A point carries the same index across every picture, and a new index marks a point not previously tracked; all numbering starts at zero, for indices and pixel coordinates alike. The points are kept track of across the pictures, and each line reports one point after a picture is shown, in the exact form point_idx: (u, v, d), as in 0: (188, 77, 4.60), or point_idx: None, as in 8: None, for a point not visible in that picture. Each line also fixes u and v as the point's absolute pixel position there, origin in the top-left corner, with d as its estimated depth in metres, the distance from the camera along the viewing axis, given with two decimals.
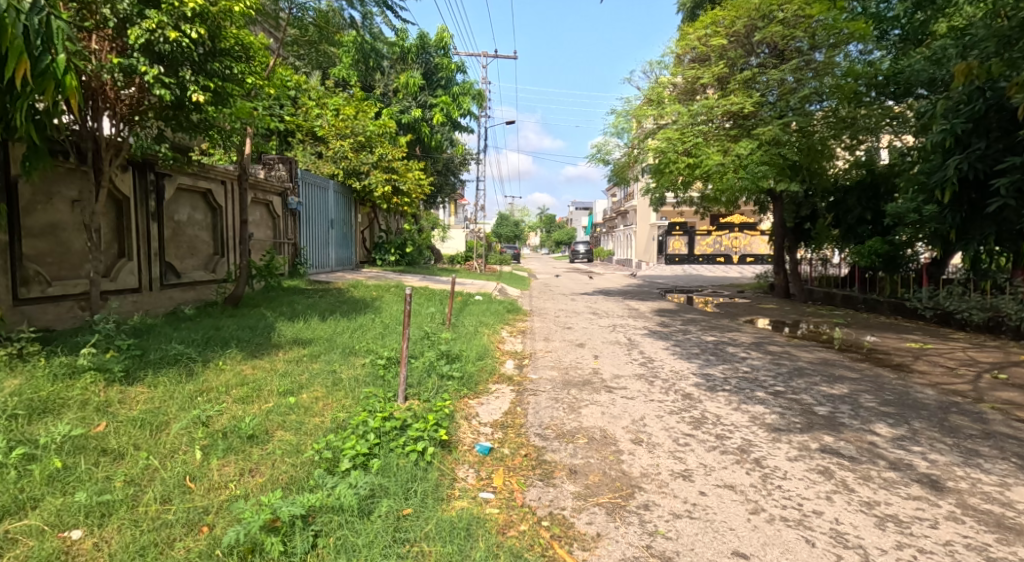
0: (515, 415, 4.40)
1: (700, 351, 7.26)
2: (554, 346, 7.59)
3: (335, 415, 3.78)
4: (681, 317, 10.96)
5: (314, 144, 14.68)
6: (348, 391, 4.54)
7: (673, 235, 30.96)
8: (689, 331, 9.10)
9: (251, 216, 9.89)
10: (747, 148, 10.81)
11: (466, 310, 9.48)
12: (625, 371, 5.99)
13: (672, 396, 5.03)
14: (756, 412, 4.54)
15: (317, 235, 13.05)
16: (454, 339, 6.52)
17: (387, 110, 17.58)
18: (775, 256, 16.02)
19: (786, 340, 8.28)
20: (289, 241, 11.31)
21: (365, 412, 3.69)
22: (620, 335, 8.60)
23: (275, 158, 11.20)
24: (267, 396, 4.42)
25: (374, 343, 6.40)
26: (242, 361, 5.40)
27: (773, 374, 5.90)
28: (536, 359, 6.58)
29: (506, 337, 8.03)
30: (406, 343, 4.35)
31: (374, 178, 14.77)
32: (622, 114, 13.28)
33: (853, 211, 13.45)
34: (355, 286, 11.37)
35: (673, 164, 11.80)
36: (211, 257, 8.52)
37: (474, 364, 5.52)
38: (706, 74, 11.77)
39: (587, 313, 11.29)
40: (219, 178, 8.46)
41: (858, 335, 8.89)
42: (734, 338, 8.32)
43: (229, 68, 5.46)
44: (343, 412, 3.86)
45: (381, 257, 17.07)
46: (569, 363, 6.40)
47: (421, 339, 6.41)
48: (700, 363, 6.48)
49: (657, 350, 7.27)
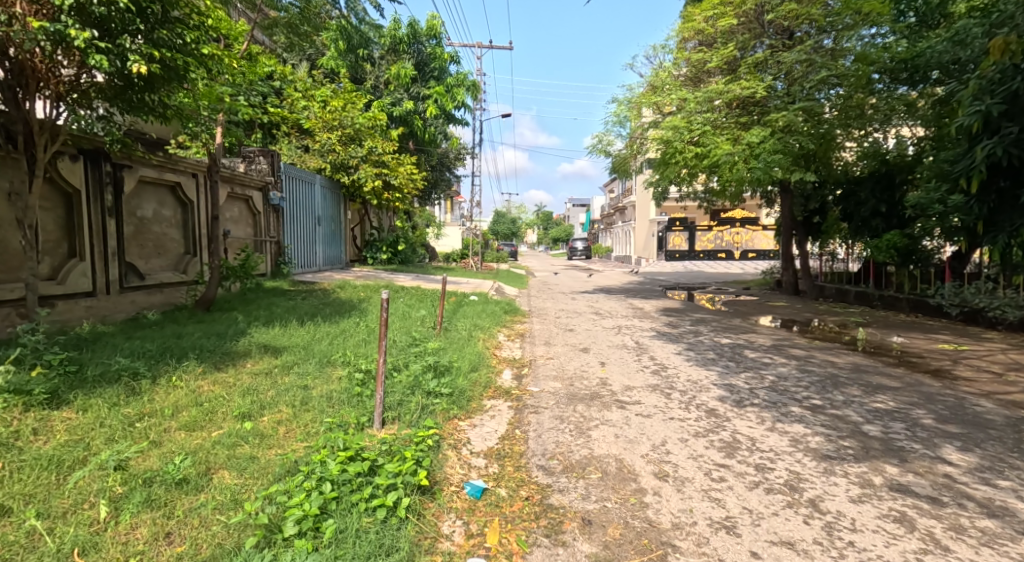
0: (514, 440, 3.73)
1: (716, 356, 6.60)
2: (555, 352, 6.90)
3: (292, 449, 3.12)
4: (689, 317, 10.29)
5: (301, 137, 14.00)
6: (316, 414, 3.85)
7: (674, 231, 30.30)
8: (700, 333, 8.44)
9: (228, 212, 9.19)
10: (759, 136, 10.15)
11: (460, 311, 8.80)
12: (636, 382, 5.32)
13: (694, 412, 4.37)
14: (796, 433, 3.89)
15: (303, 232, 12.35)
16: (444, 347, 5.85)
17: (378, 102, 16.88)
18: (784, 251, 15.41)
19: (808, 343, 7.62)
20: (271, 238, 10.60)
21: (327, 445, 3.01)
22: (627, 338, 7.93)
23: (255, 151, 10.54)
24: (219, 420, 3.71)
25: (354, 352, 5.70)
26: (199, 376, 4.70)
27: (805, 384, 5.25)
28: (536, 368, 5.91)
29: (503, 342, 7.35)
30: (384, 353, 3.68)
31: (363, 172, 14.03)
32: (624, 102, 12.59)
33: (866, 203, 12.82)
34: (342, 287, 10.67)
35: (680, 155, 11.11)
36: (181, 256, 7.81)
37: (466, 377, 4.84)
38: (714, 57, 11.07)
39: (589, 314, 10.62)
40: (189, 170, 7.76)
41: (884, 336, 8.24)
42: (751, 341, 7.66)
43: (181, 37, 4.70)
44: (303, 444, 3.19)
45: (372, 256, 16.35)
46: (573, 372, 5.72)
47: (407, 347, 5.73)
48: (720, 370, 5.83)
49: (670, 356, 6.60)
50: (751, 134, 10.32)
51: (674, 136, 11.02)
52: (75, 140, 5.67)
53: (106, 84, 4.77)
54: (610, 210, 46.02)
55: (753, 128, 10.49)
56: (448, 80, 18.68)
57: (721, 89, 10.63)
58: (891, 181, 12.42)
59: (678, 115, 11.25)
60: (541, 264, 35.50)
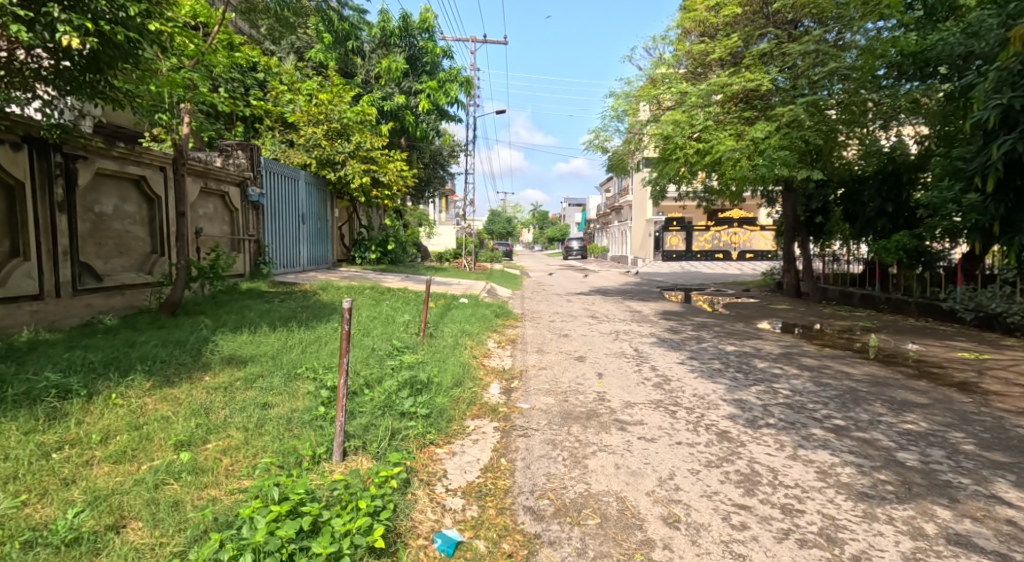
0: (497, 472, 3.22)
1: (722, 366, 6.09)
2: (548, 360, 6.39)
3: (225, 496, 2.66)
4: (690, 321, 9.79)
5: (285, 131, 13.44)
6: (270, 442, 3.32)
7: (671, 230, 29.84)
8: (703, 339, 7.94)
9: (201, 209, 8.65)
10: (764, 131, 9.65)
11: (447, 315, 8.27)
12: (637, 397, 4.81)
13: (704, 435, 3.87)
14: (823, 462, 3.40)
15: (285, 231, 11.78)
16: (424, 357, 5.32)
17: (367, 96, 16.31)
18: (786, 251, 14.94)
19: (819, 351, 7.12)
20: (250, 237, 10.04)
21: (265, 492, 2.54)
22: (625, 345, 7.41)
23: (234, 144, 10.00)
24: (153, 448, 3.19)
25: (326, 363, 5.16)
26: (146, 393, 4.16)
27: (823, 400, 4.75)
28: (527, 380, 5.39)
29: (492, 349, 6.83)
30: (345, 368, 3.16)
31: (350, 168, 13.46)
32: (622, 97, 12.07)
33: (872, 203, 12.36)
34: (325, 288, 10.12)
35: (680, 151, 10.61)
36: (146, 256, 7.27)
37: (447, 394, 4.31)
38: (717, 48, 10.53)
39: (585, 317, 10.10)
40: (156, 163, 7.22)
41: (897, 343, 7.77)
42: (758, 349, 7.17)
43: (122, 10, 4.19)
44: (240, 489, 2.71)
45: (361, 256, 15.77)
46: (567, 385, 5.21)
47: (384, 358, 5.20)
48: (728, 383, 5.33)
49: (672, 366, 6.09)
50: (755, 130, 9.84)
51: (674, 131, 10.51)
52: (12, 123, 5.18)
53: (51, 65, 4.43)
54: (607, 210, 45.56)
55: (758, 122, 9.97)
56: (440, 75, 18.12)
57: (725, 81, 10.06)
58: (898, 180, 11.97)
59: (678, 110, 10.75)
60: (537, 264, 34.94)
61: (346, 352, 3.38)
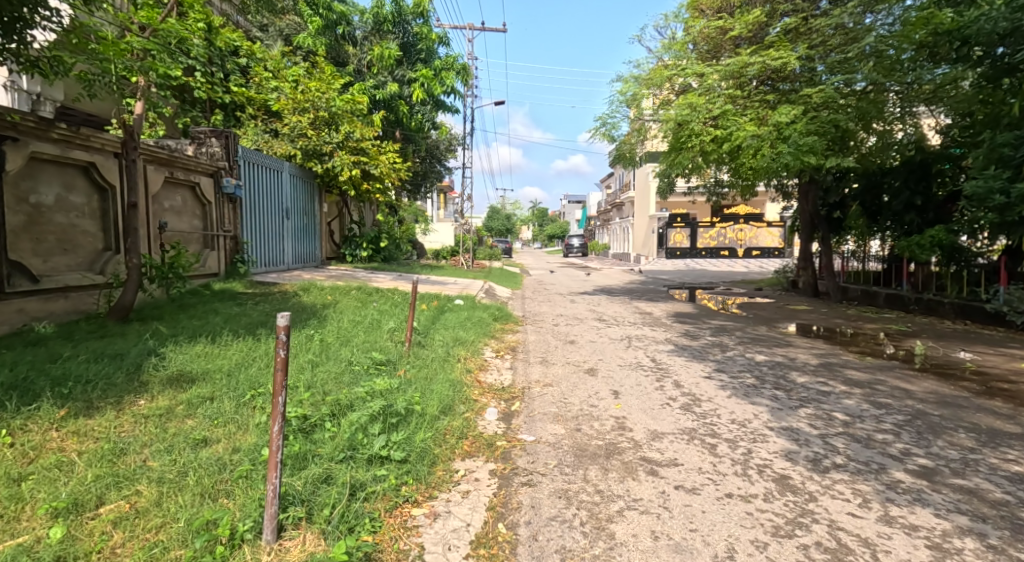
0: (494, 549, 2.43)
1: (757, 383, 5.24)
2: (555, 374, 5.56)
3: None
4: (707, 324, 8.94)
5: (269, 121, 12.65)
6: (186, 505, 2.48)
7: (674, 227, 28.99)
8: (725, 346, 7.09)
9: (166, 200, 7.78)
10: (790, 114, 8.73)
11: (440, 320, 7.42)
12: (665, 425, 3.97)
13: (760, 482, 3.03)
14: (930, 529, 2.55)
15: (265, 226, 10.90)
16: (406, 377, 4.46)
17: (358, 85, 15.45)
18: (803, 248, 14.05)
19: (860, 362, 6.26)
20: (225, 233, 9.17)
21: None
22: (639, 354, 6.57)
23: (206, 131, 9.15)
24: (19, 519, 2.38)
25: (289, 382, 4.30)
26: (51, 427, 3.33)
27: (892, 427, 3.88)
28: (530, 401, 4.57)
29: (489, 360, 6.00)
30: (282, 405, 2.32)
31: (339, 159, 12.54)
32: (631, 80, 11.15)
33: (899, 196, 11.50)
34: (306, 289, 9.23)
35: (696, 138, 9.66)
36: (98, 253, 6.41)
37: (432, 426, 3.46)
38: (736, 24, 9.63)
39: (592, 320, 9.26)
40: (108, 148, 6.36)
41: (945, 350, 6.90)
42: (792, 359, 6.32)
43: None
44: None
45: (351, 253, 14.91)
46: (579, 409, 4.37)
47: (360, 381, 4.33)
48: (770, 406, 4.48)
49: (698, 383, 5.25)
50: (776, 114, 8.97)
51: (689, 115, 9.57)
52: None
53: None
54: (607, 207, 44.69)
55: (781, 106, 9.09)
56: (436, 63, 17.19)
57: (747, 59, 9.18)
58: (926, 171, 11.06)
59: (692, 93, 9.84)
60: (536, 265, 31.00)
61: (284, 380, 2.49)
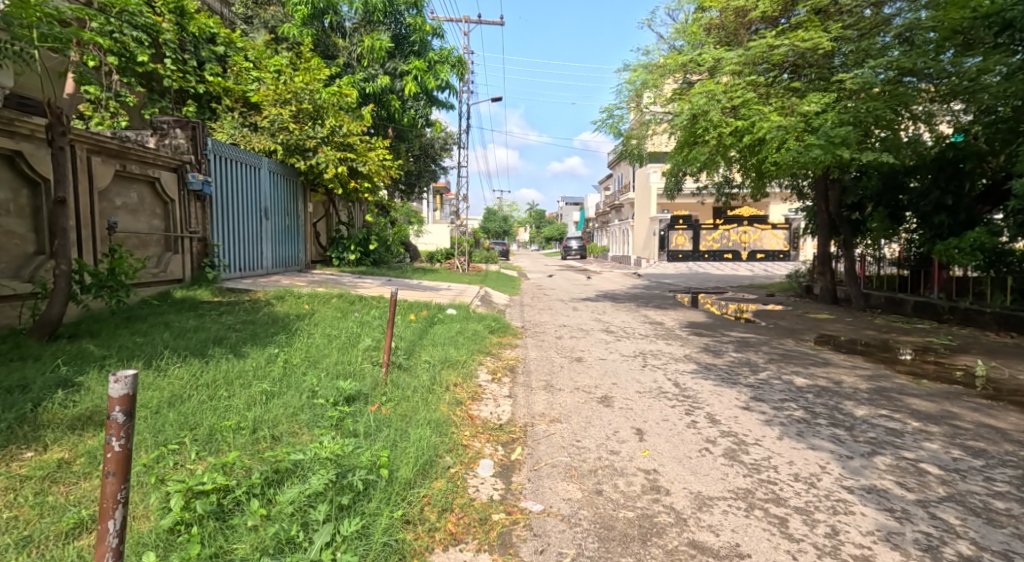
0: None
1: (808, 417, 4.32)
2: (563, 403, 4.63)
3: None
4: (727, 337, 8.03)
5: (248, 114, 11.70)
6: None
7: (677, 230, 28.13)
8: (755, 365, 6.17)
9: (117, 197, 6.87)
10: (819, 103, 7.86)
11: (428, 334, 6.49)
12: (711, 485, 3.07)
13: None
14: None
15: (240, 227, 9.97)
16: (375, 422, 3.49)
17: (347, 78, 14.54)
18: (821, 251, 13.12)
19: (918, 386, 5.35)
20: (191, 234, 8.24)
21: None
22: (659, 376, 5.64)
23: (170, 121, 8.21)
24: None
25: (223, 429, 3.37)
26: None
27: (1010, 491, 2.98)
28: (534, 446, 3.66)
29: (484, 386, 5.06)
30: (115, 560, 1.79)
31: (323, 156, 11.56)
32: (639, 69, 10.27)
33: (927, 195, 10.65)
34: (281, 296, 8.29)
35: (713, 130, 8.71)
36: (28, 258, 5.49)
37: (402, 501, 2.57)
38: (760, 4, 8.67)
39: (599, 332, 8.35)
40: (38, 134, 5.44)
41: (1010, 372, 5.98)
42: (840, 383, 5.41)
43: None
44: None
45: (338, 255, 14.00)
46: (596, 458, 3.46)
47: (315, 431, 3.38)
48: (836, 452, 3.57)
49: (737, 417, 4.33)
50: (805, 103, 8.10)
51: (708, 104, 8.61)
52: None
53: None
54: (606, 208, 43.83)
55: (809, 95, 8.18)
56: (430, 55, 16.20)
57: (773, 41, 8.26)
58: (958, 168, 10.25)
59: (709, 81, 8.94)
60: (534, 264, 34.01)
61: (122, 491, 1.85)
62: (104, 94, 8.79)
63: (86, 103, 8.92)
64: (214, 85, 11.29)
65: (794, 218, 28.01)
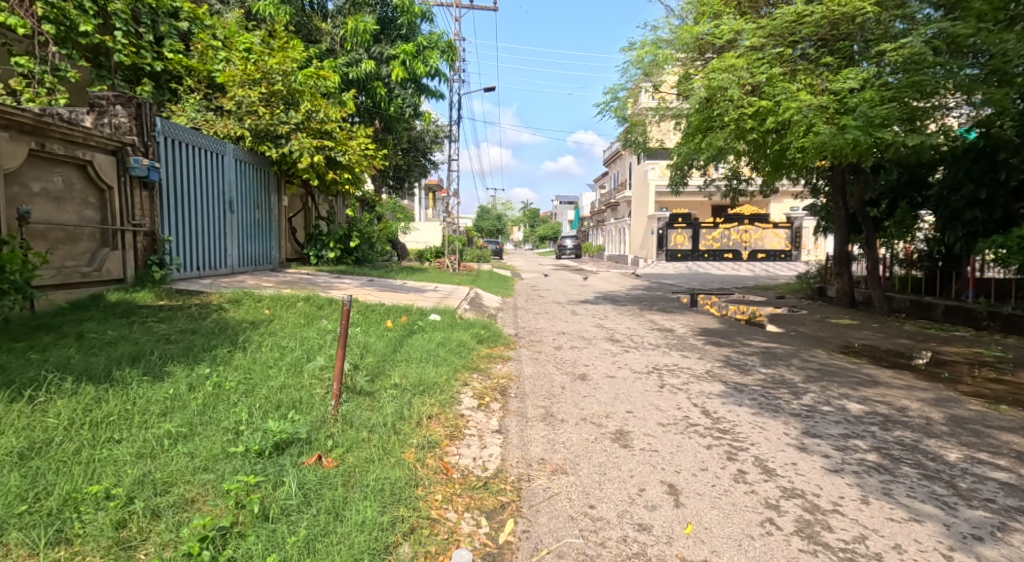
0: None
1: (888, 462, 3.28)
2: (568, 443, 3.59)
3: None
4: (749, 348, 7.03)
5: (214, 97, 10.63)
6: None
7: (676, 229, 27.20)
8: (793, 385, 5.14)
9: (34, 181, 5.82)
10: (854, 81, 6.87)
11: (402, 347, 5.44)
12: None
13: None
14: None
15: (199, 220, 8.90)
16: (301, 491, 2.49)
17: (328, 62, 13.50)
18: (838, 251, 12.13)
19: (1001, 415, 4.34)
20: (135, 226, 7.17)
21: None
22: (682, 401, 4.60)
23: (109, 96, 7.11)
24: None
25: (79, 508, 2.31)
26: None
27: None
28: (530, 516, 2.65)
29: (468, 416, 4.01)
30: None
31: (297, 143, 10.40)
32: (646, 46, 9.29)
33: (959, 190, 9.63)
34: (237, 299, 7.21)
35: (732, 111, 7.73)
36: None
37: None
38: None
39: (603, 341, 7.32)
40: None
41: None
42: (905, 410, 4.39)
43: None
44: None
45: (316, 254, 12.90)
46: (617, 540, 2.46)
47: (209, 509, 2.34)
48: (951, 527, 2.56)
49: (795, 463, 3.30)
50: (839, 80, 7.14)
51: (726, 82, 7.61)
52: None
53: None
54: (602, 207, 42.82)
55: (844, 72, 7.18)
56: (418, 39, 15.08)
57: (802, 8, 7.27)
58: (994, 159, 9.24)
59: (728, 55, 7.94)
60: (528, 264, 32.23)
61: None
62: (38, 67, 7.85)
63: (19, 77, 7.88)
64: (175, 63, 10.27)
65: (796, 217, 27.13)
